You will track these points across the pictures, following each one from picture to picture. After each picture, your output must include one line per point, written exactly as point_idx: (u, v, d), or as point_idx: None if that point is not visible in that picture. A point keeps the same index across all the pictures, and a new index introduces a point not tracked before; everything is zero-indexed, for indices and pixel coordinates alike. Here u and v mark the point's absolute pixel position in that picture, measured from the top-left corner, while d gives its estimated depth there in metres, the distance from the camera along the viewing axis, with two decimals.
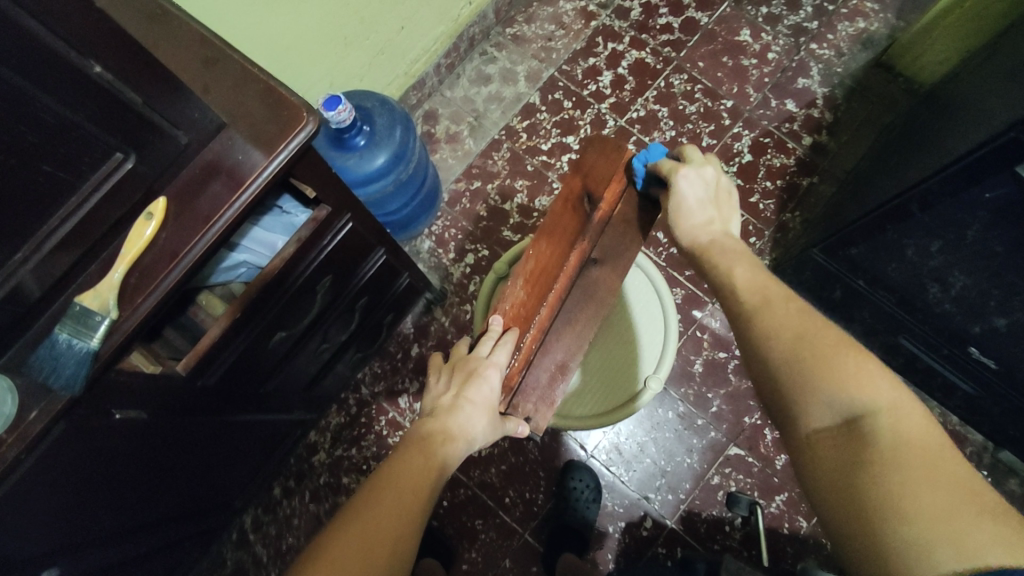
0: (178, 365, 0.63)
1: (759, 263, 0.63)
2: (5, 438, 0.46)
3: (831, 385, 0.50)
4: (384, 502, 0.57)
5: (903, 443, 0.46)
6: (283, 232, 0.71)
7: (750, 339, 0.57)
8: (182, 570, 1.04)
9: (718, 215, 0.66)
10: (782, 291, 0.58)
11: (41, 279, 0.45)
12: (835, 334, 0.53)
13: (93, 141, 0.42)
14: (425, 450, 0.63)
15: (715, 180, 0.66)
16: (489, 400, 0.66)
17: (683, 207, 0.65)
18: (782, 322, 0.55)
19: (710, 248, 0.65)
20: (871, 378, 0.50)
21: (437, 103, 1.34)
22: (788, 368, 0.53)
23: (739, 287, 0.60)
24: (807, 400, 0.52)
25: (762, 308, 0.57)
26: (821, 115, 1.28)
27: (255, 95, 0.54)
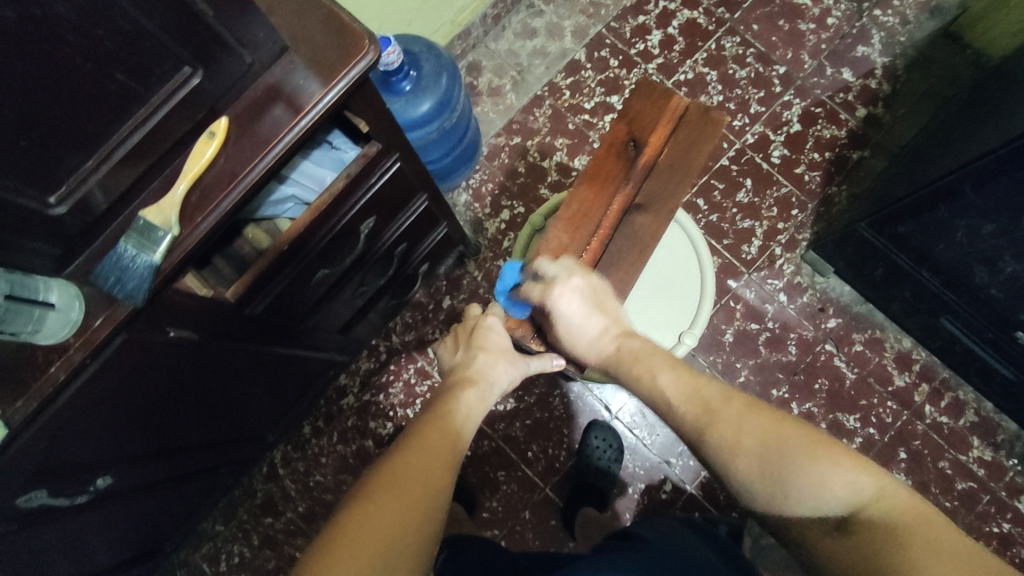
0: (227, 293, 0.65)
1: (675, 360, 0.64)
2: (72, 342, 0.48)
3: (804, 480, 0.50)
4: (414, 449, 0.54)
5: (897, 523, 0.45)
6: (332, 168, 0.71)
7: (716, 463, 0.56)
8: (216, 496, 1.08)
9: (609, 321, 0.67)
10: (718, 394, 0.58)
11: (108, 190, 0.46)
12: (789, 427, 0.54)
13: (164, 53, 0.42)
14: (450, 402, 0.61)
15: (588, 286, 0.64)
16: (501, 343, 0.68)
17: (568, 331, 0.66)
18: (735, 432, 0.55)
19: (620, 357, 0.66)
20: (844, 464, 0.50)
21: (481, 55, 1.32)
22: (759, 481, 0.52)
23: (672, 401, 0.60)
24: (792, 500, 0.51)
25: (709, 417, 0.57)
26: (879, 86, 1.23)
27: (318, 21, 0.53)
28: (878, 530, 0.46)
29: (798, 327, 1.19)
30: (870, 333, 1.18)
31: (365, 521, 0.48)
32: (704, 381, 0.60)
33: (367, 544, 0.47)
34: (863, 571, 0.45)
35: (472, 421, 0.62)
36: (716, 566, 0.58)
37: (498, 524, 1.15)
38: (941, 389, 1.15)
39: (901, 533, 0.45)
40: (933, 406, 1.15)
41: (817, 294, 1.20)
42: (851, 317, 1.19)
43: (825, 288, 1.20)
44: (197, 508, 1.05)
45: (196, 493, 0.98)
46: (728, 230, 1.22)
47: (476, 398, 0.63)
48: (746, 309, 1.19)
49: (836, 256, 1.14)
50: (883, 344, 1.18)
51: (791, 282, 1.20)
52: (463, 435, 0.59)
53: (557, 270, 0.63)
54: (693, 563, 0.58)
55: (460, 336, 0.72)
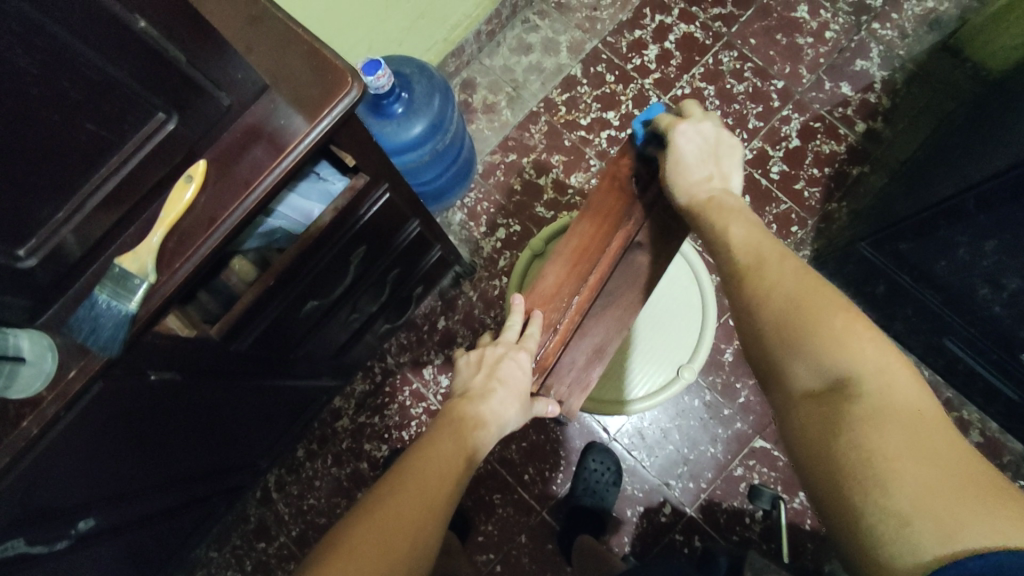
0: (212, 330, 0.63)
1: (758, 224, 0.59)
2: (45, 394, 0.46)
3: (814, 344, 0.48)
4: (390, 511, 0.50)
5: (887, 401, 0.44)
6: (320, 199, 0.70)
7: (743, 307, 0.55)
8: (207, 524, 1.06)
9: (716, 171, 0.62)
10: (775, 250, 0.56)
11: (81, 239, 0.45)
12: (823, 293, 0.51)
13: (136, 99, 0.41)
14: (449, 437, 0.59)
15: (714, 135, 0.62)
16: (522, 384, 0.63)
17: (681, 162, 0.59)
18: (770, 289, 0.53)
19: (710, 204, 0.60)
20: (861, 339, 0.47)
21: (475, 72, 1.30)
22: (773, 335, 0.51)
23: (729, 246, 0.58)
24: (801, 355, 0.49)
25: (751, 273, 0.55)
26: (878, 101, 1.22)
27: (299, 57, 0.52)
28: (863, 408, 0.44)
29: None
30: None
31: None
32: (761, 237, 0.58)
33: None
34: (831, 440, 0.45)
35: (471, 461, 0.59)
36: None
37: (494, 547, 1.13)
38: (944, 409, 1.13)
39: (877, 417, 0.43)
40: None
41: None
42: None
43: None
44: (189, 537, 1.03)
45: (187, 522, 0.97)
46: None
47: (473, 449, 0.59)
48: None
49: (836, 274, 1.12)
50: None
51: None
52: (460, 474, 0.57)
53: (698, 112, 0.62)
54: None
55: (483, 359, 0.67)
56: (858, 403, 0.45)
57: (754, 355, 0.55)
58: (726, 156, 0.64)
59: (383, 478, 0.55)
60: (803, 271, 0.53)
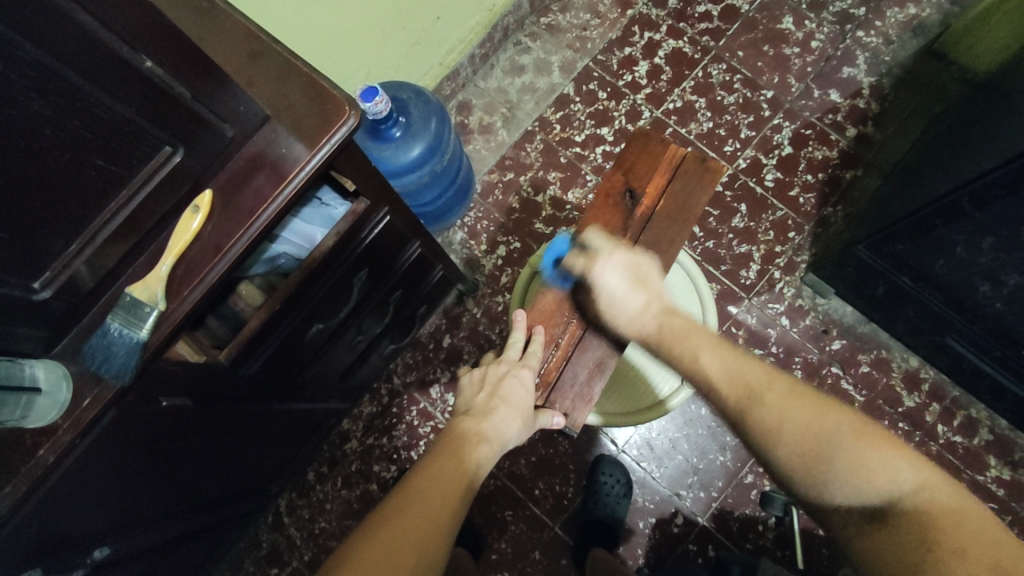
0: (220, 355, 0.64)
1: (727, 347, 0.62)
2: (61, 423, 0.48)
3: (846, 467, 0.52)
4: (395, 532, 0.51)
5: (935, 509, 0.47)
6: (322, 224, 0.72)
7: (755, 440, 0.57)
8: (220, 551, 1.06)
9: (650, 297, 0.64)
10: (762, 374, 0.59)
11: (94, 270, 0.46)
12: (832, 415, 0.55)
13: (144, 136, 0.43)
14: (452, 455, 0.60)
15: (631, 263, 0.62)
16: (523, 401, 0.63)
17: (611, 301, 0.63)
18: (780, 418, 0.56)
19: (661, 334, 0.64)
20: (885, 454, 0.51)
21: (470, 94, 1.33)
22: (800, 464, 0.54)
23: (716, 383, 0.60)
24: (833, 488, 0.52)
25: (751, 402, 0.57)
26: (867, 106, 1.24)
27: (298, 88, 0.54)
28: (919, 522, 0.47)
29: (802, 350, 1.17)
30: (876, 353, 1.17)
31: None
32: (745, 364, 0.61)
33: None
34: (899, 560, 0.47)
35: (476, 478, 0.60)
36: None
37: (507, 565, 1.13)
38: (952, 408, 1.13)
39: (933, 530, 0.46)
40: (946, 425, 1.12)
41: (819, 316, 1.19)
42: (855, 338, 1.18)
43: (828, 309, 1.19)
44: (202, 564, 1.03)
45: (201, 549, 0.97)
46: (725, 256, 1.22)
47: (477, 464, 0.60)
48: (749, 335, 1.18)
49: (835, 277, 1.13)
50: (890, 363, 1.16)
51: (792, 304, 1.19)
52: (465, 491, 0.57)
53: (605, 243, 0.62)
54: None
55: (485, 378, 0.67)
56: (912, 523, 0.48)
57: (786, 487, 0.57)
58: (650, 279, 0.63)
59: (387, 500, 0.56)
60: (802, 391, 0.57)
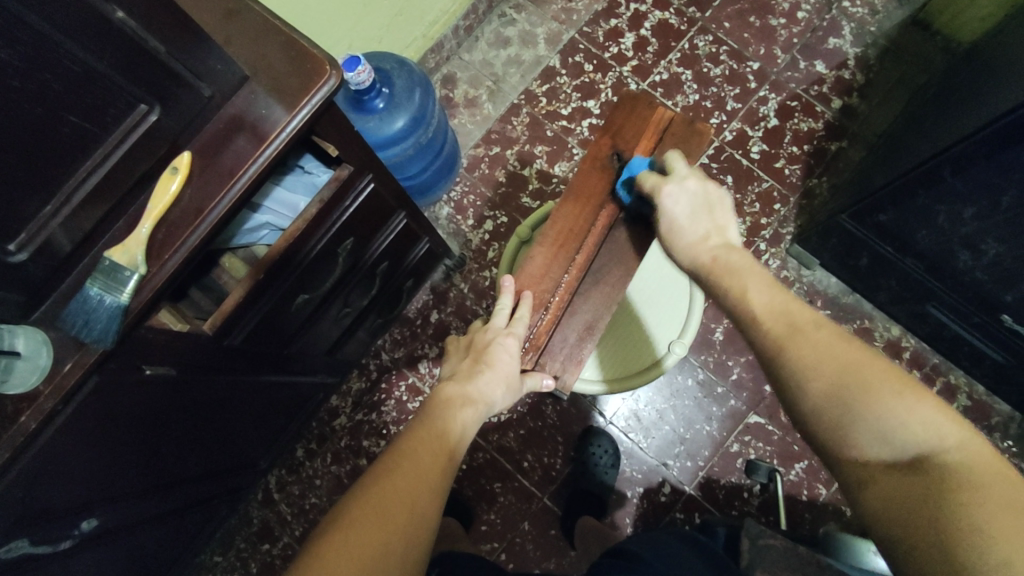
0: (205, 326, 0.64)
1: (776, 283, 0.57)
2: (42, 389, 0.47)
3: (880, 413, 0.47)
4: (388, 488, 0.51)
5: (977, 467, 0.43)
6: (305, 193, 0.71)
7: (785, 377, 0.52)
8: (209, 528, 1.06)
9: (713, 225, 0.62)
10: (807, 311, 0.54)
11: (71, 234, 0.45)
12: (873, 360, 0.50)
13: (118, 91, 0.42)
14: (443, 415, 0.61)
15: (704, 189, 0.61)
16: (509, 368, 0.65)
17: (673, 226, 0.60)
18: (815, 354, 0.51)
19: (715, 267, 0.59)
20: (925, 407, 0.46)
21: (455, 67, 1.31)
22: (828, 404, 0.49)
23: (757, 315, 0.55)
24: (860, 428, 0.48)
25: (791, 336, 0.53)
26: (852, 77, 1.24)
27: (277, 47, 0.53)
28: (953, 481, 0.43)
29: None
30: (858, 323, 1.18)
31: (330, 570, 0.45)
32: (792, 300, 0.55)
33: (344, 562, 0.46)
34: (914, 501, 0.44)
35: (466, 438, 0.62)
36: None
37: (497, 536, 1.14)
38: (933, 375, 1.15)
39: (966, 480, 0.42)
40: None
41: (804, 287, 1.20)
42: (839, 308, 1.19)
43: (812, 280, 1.20)
44: (193, 540, 1.03)
45: (192, 524, 0.97)
46: None
47: (465, 420, 0.63)
48: None
49: (820, 248, 1.14)
50: (872, 333, 1.18)
51: (778, 276, 1.20)
52: (454, 449, 0.59)
53: (685, 171, 0.60)
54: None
55: (472, 343, 0.69)
56: (943, 474, 0.43)
57: (801, 426, 0.53)
58: (721, 207, 0.63)
59: (378, 458, 0.56)
60: (843, 335, 0.52)
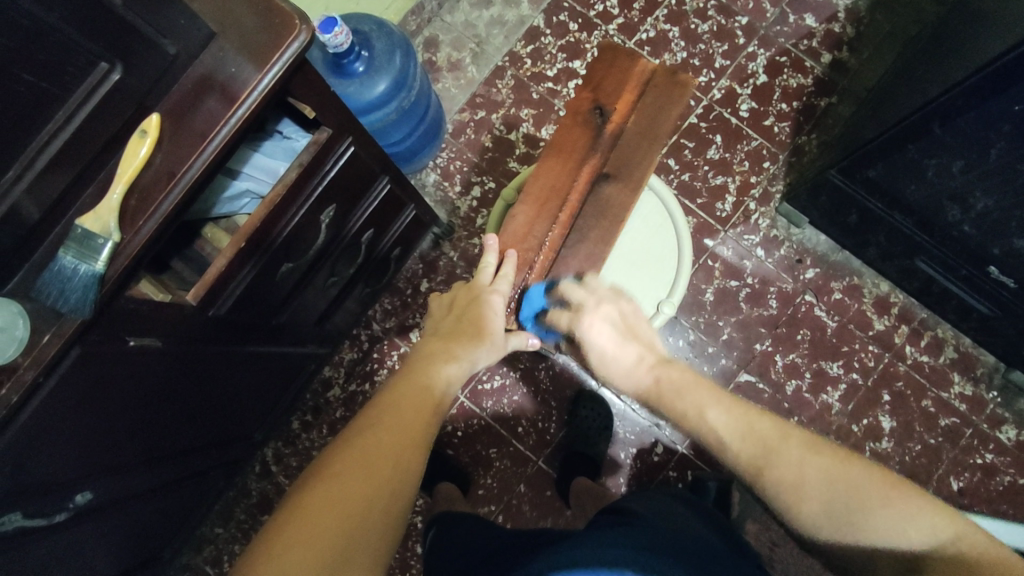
0: (189, 297, 0.62)
1: (727, 395, 0.59)
2: (22, 360, 0.47)
3: (878, 521, 0.46)
4: (370, 440, 0.51)
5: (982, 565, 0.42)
6: (284, 158, 0.70)
7: (778, 506, 0.51)
8: (208, 500, 1.07)
9: (644, 350, 0.66)
10: (774, 430, 0.53)
11: (39, 201, 0.44)
12: (852, 467, 0.49)
13: (75, 49, 0.40)
14: (426, 370, 0.60)
15: (620, 316, 0.69)
16: (495, 324, 0.65)
17: (603, 356, 0.67)
18: (796, 478, 0.50)
19: (659, 390, 0.62)
20: (917, 503, 0.46)
21: (437, 30, 1.28)
22: (831, 528, 0.48)
23: (724, 439, 0.55)
24: (859, 539, 0.47)
25: (767, 458, 0.52)
26: (842, 30, 1.22)
27: (243, 2, 0.50)
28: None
29: (777, 280, 1.19)
30: (847, 280, 1.19)
31: (311, 520, 0.46)
32: (751, 413, 0.56)
33: (327, 511, 0.46)
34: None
35: (451, 394, 0.61)
36: (714, 541, 0.55)
37: (494, 500, 1.15)
38: (921, 329, 1.16)
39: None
40: (914, 346, 1.16)
41: (794, 246, 1.20)
42: (829, 266, 1.19)
43: (802, 238, 1.20)
44: (192, 513, 1.04)
45: (190, 496, 0.98)
46: (701, 189, 1.22)
47: (456, 369, 0.61)
48: (725, 267, 1.19)
49: (810, 206, 1.13)
50: (862, 290, 1.18)
51: (767, 236, 1.20)
52: (437, 405, 0.58)
53: (584, 294, 0.66)
54: (681, 534, 0.54)
55: (455, 303, 0.68)
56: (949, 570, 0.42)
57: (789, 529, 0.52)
58: (639, 329, 0.69)
59: (361, 412, 0.56)
60: (817, 444, 0.52)
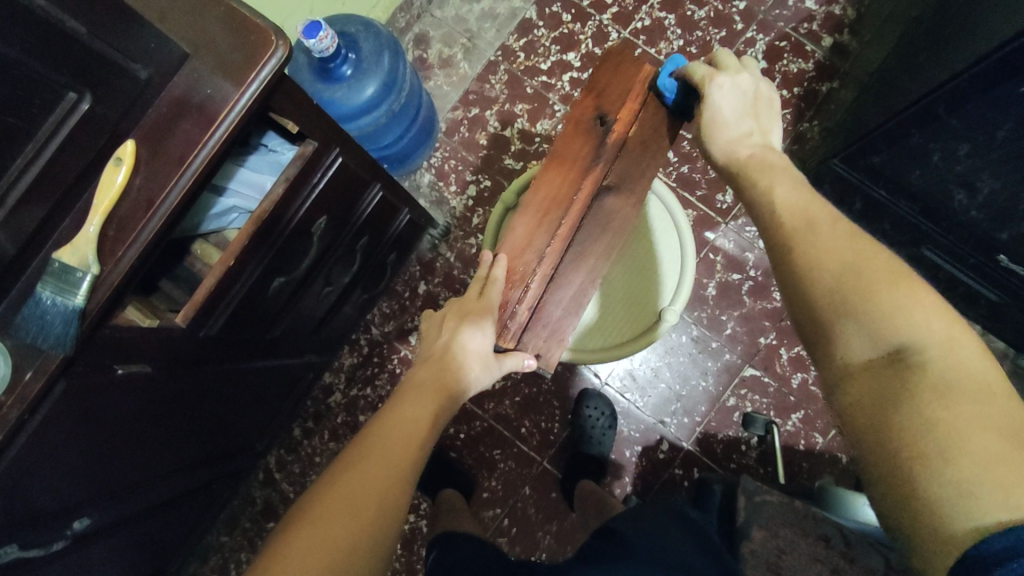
0: (178, 318, 0.61)
1: (803, 181, 0.55)
2: (5, 400, 0.46)
3: (875, 315, 0.44)
4: (355, 480, 0.51)
5: (963, 379, 0.40)
6: (271, 172, 0.68)
7: (786, 281, 0.50)
8: (213, 511, 1.07)
9: (757, 126, 0.59)
10: (826, 212, 0.51)
11: (14, 235, 0.43)
12: (878, 264, 0.46)
13: (40, 80, 0.39)
14: (411, 403, 0.60)
15: (754, 88, 0.59)
16: (483, 347, 0.64)
17: (714, 119, 0.58)
18: (825, 248, 0.48)
19: (747, 163, 0.58)
20: (928, 308, 0.44)
21: (427, 25, 1.25)
22: (825, 306, 0.47)
23: (778, 211, 0.53)
24: (854, 326, 0.45)
25: (808, 231, 0.50)
26: (843, 12, 1.18)
27: (215, 19, 0.48)
28: (936, 386, 0.40)
29: None
30: None
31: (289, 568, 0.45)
32: (816, 197, 0.53)
33: (309, 556, 0.46)
34: (873, 409, 0.43)
35: (437, 427, 0.61)
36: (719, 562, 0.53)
37: (500, 502, 1.15)
38: None
39: (951, 392, 0.40)
40: None
41: None
42: None
43: None
44: (196, 526, 1.04)
45: (192, 510, 0.97)
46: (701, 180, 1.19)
47: (431, 411, 0.60)
48: (726, 260, 1.16)
49: None
50: None
51: None
52: (422, 438, 0.58)
53: (733, 62, 0.59)
54: None
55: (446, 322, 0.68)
56: (920, 376, 0.41)
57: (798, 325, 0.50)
58: (766, 109, 0.60)
59: (348, 447, 0.56)
60: (858, 236, 0.48)
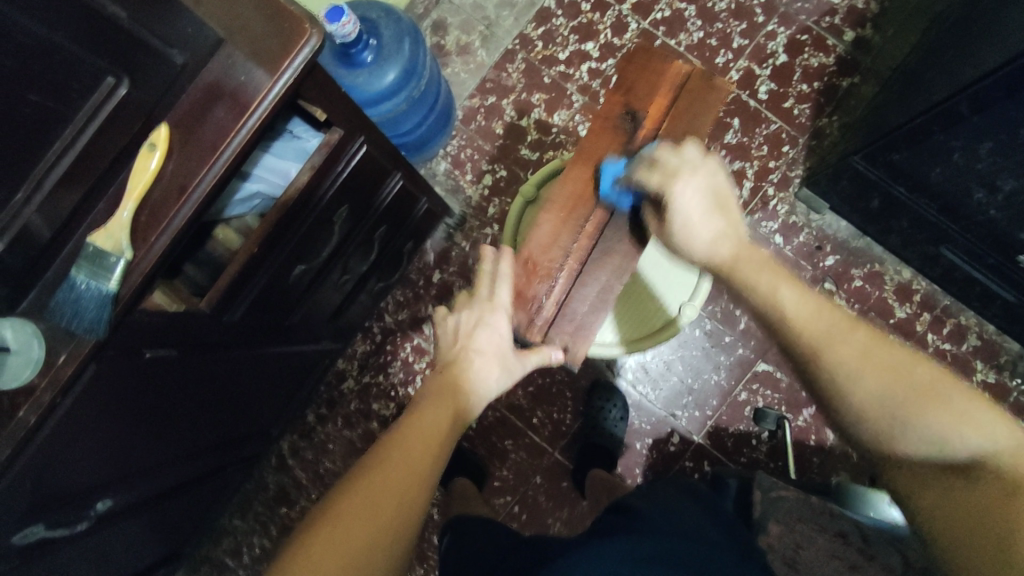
0: (201, 302, 0.62)
1: (797, 281, 0.58)
2: (38, 382, 0.46)
3: (933, 420, 0.49)
4: (376, 479, 0.52)
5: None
6: (296, 158, 0.69)
7: (826, 387, 0.53)
8: (228, 494, 1.08)
9: (727, 224, 0.60)
10: (841, 317, 0.54)
11: (50, 218, 0.43)
12: (916, 369, 0.51)
13: (80, 64, 0.39)
14: (433, 404, 0.61)
15: (714, 183, 0.59)
16: (500, 346, 0.64)
17: (685, 229, 0.58)
18: (859, 360, 0.52)
19: (735, 265, 0.59)
20: (974, 409, 0.48)
21: (445, 12, 1.24)
22: (875, 417, 0.51)
23: (791, 318, 0.55)
24: (909, 435, 0.50)
25: (830, 341, 0.53)
26: (866, 6, 1.17)
27: (251, 5, 0.47)
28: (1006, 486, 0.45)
29: (795, 268, 1.16)
30: (868, 267, 1.16)
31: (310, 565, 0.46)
32: (824, 298, 0.56)
33: (331, 554, 0.47)
34: (953, 518, 0.47)
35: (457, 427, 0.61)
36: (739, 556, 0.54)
37: (510, 491, 1.16)
38: (943, 316, 1.14)
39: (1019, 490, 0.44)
40: (935, 334, 1.14)
41: (813, 233, 1.17)
42: (849, 253, 1.17)
43: (821, 224, 1.17)
44: (211, 508, 1.05)
45: (207, 493, 0.98)
46: None
47: (451, 411, 0.61)
48: None
49: (830, 191, 1.10)
50: (883, 277, 1.16)
51: (786, 222, 1.18)
52: (443, 439, 0.58)
53: (676, 160, 0.56)
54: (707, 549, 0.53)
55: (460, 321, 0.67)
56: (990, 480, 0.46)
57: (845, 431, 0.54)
58: (727, 205, 0.61)
59: (371, 448, 0.56)
60: (881, 338, 0.53)
